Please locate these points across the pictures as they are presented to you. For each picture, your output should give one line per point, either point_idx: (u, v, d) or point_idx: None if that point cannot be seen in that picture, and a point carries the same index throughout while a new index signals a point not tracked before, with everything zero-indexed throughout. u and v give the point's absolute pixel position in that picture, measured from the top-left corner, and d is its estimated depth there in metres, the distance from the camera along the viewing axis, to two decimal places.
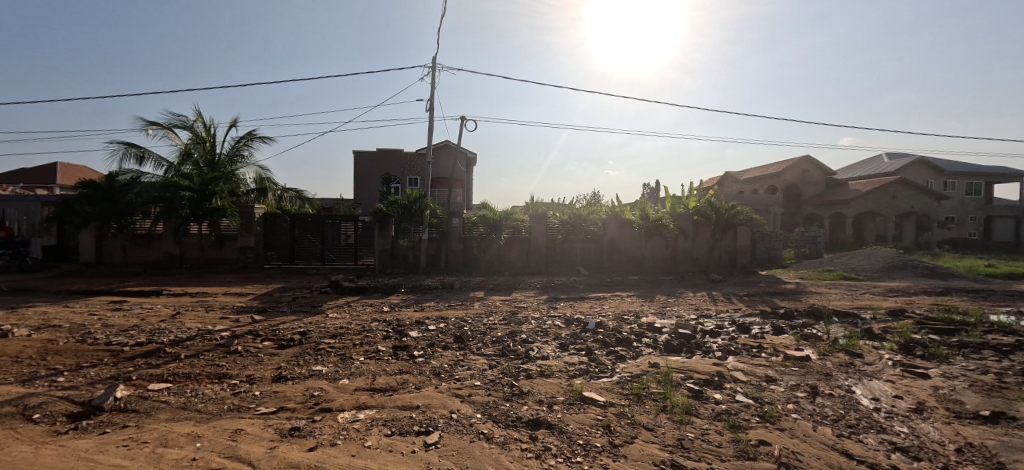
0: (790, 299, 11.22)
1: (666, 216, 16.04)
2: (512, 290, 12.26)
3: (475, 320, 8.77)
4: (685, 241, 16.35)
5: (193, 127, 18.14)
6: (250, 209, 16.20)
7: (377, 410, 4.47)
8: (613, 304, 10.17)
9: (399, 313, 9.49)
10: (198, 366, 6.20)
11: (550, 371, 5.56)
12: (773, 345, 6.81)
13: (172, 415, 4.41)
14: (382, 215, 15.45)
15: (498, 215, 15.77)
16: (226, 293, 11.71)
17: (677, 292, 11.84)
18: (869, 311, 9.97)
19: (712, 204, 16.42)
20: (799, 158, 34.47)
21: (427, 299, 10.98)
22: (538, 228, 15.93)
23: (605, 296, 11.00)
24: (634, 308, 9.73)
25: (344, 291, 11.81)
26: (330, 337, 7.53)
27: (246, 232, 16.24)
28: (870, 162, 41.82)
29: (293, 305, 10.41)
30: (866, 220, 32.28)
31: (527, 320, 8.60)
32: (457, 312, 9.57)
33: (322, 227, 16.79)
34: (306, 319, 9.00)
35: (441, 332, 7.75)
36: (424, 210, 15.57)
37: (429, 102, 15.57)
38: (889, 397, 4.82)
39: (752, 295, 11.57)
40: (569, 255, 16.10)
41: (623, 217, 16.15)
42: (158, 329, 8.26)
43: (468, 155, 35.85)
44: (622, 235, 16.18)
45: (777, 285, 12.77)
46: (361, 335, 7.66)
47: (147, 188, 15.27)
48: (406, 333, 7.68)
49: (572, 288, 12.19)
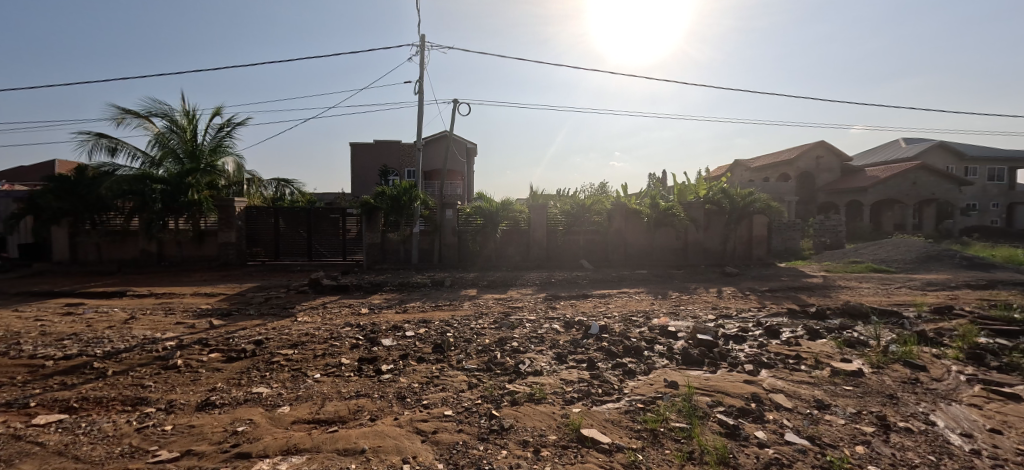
0: (818, 295, 10.03)
1: (677, 205, 14.80)
2: (507, 288, 11.15)
3: (461, 324, 7.64)
4: (697, 231, 15.11)
5: (173, 116, 17.05)
6: (229, 202, 15.17)
7: (307, 458, 3.38)
8: (620, 303, 9.01)
9: (377, 316, 8.40)
10: (118, 388, 5.15)
11: (541, 393, 4.44)
12: (813, 355, 5.64)
13: (38, 466, 3.37)
14: (369, 207, 14.36)
15: (493, 205, 14.62)
16: (194, 294, 10.70)
17: (690, 288, 10.67)
18: (912, 308, 8.75)
19: (726, 191, 15.19)
20: (813, 143, 32.99)
21: (412, 299, 9.89)
22: (537, 218, 14.86)
23: (610, 294, 9.85)
24: (644, 308, 8.56)
25: (323, 291, 10.76)
26: (289, 347, 6.46)
27: (226, 227, 15.26)
28: (887, 148, 40.08)
29: (262, 308, 9.35)
30: (884, 207, 30.76)
31: (520, 324, 7.48)
32: (442, 314, 8.47)
33: (308, 221, 15.72)
34: (271, 323, 7.94)
35: (420, 340, 6.66)
36: (414, 202, 14.45)
37: (419, 83, 14.42)
38: (985, 433, 3.67)
39: (775, 291, 10.36)
40: (570, 248, 14.99)
41: (629, 207, 14.96)
42: (97, 338, 7.23)
43: (468, 144, 34.65)
44: (629, 225, 15.04)
45: (800, 279, 11.55)
46: (326, 344, 6.57)
47: (117, 181, 14.14)
48: (379, 341, 6.58)
49: (575, 285, 11.05)
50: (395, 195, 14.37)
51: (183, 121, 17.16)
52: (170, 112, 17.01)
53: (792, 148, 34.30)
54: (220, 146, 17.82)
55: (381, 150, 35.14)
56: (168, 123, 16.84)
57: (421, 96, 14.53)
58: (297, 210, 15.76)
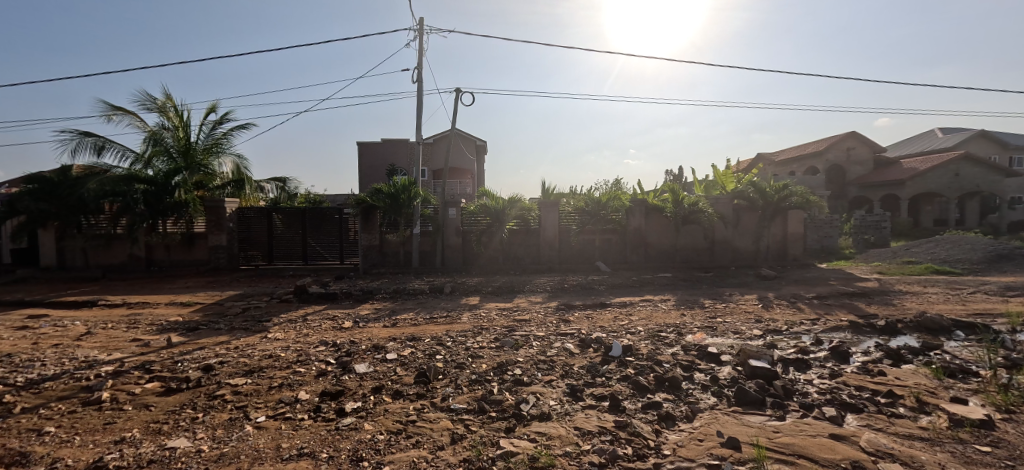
0: (878, 303, 8.55)
1: (702, 200, 13.38)
2: (514, 295, 9.88)
3: (455, 342, 6.39)
4: (726, 229, 13.61)
5: (165, 113, 16.08)
6: (218, 203, 14.19)
7: None
8: (644, 314, 7.65)
9: (360, 331, 7.21)
10: (7, 437, 4.03)
11: (548, 458, 3.18)
12: (909, 393, 4.28)
13: None
14: (365, 206, 13.41)
15: (500, 203, 13.38)
16: (169, 304, 9.70)
17: (725, 295, 9.25)
18: (1001, 320, 7.24)
19: (758, 185, 13.70)
20: (843, 134, 30.94)
21: (404, 309, 8.68)
22: (548, 217, 13.55)
23: (632, 303, 8.50)
24: (673, 321, 7.20)
25: (309, 299, 9.65)
26: (243, 375, 5.30)
27: (216, 229, 14.31)
28: (923, 138, 37.67)
29: (235, 320, 8.24)
30: (923, 202, 28.70)
31: (526, 343, 6.22)
32: (436, 329, 7.26)
33: (303, 222, 14.70)
34: (236, 341, 6.81)
35: (402, 365, 5.45)
36: (414, 200, 13.27)
37: (419, 70, 13.25)
38: None
39: (825, 298, 8.87)
40: (585, 248, 13.67)
41: (650, 203, 13.57)
42: (31, 361, 6.18)
43: (479, 142, 33.47)
44: (649, 224, 13.65)
45: (852, 283, 10.04)
46: (289, 371, 5.41)
47: (98, 181, 13.23)
48: (352, 367, 5.40)
49: (591, 292, 9.73)
50: (393, 193, 13.22)
51: (175, 118, 16.18)
52: (162, 109, 16.03)
53: (821, 140, 32.29)
54: (216, 144, 16.83)
55: (388, 149, 34.25)
56: (160, 120, 15.86)
57: (420, 85, 13.37)
58: (291, 210, 14.74)
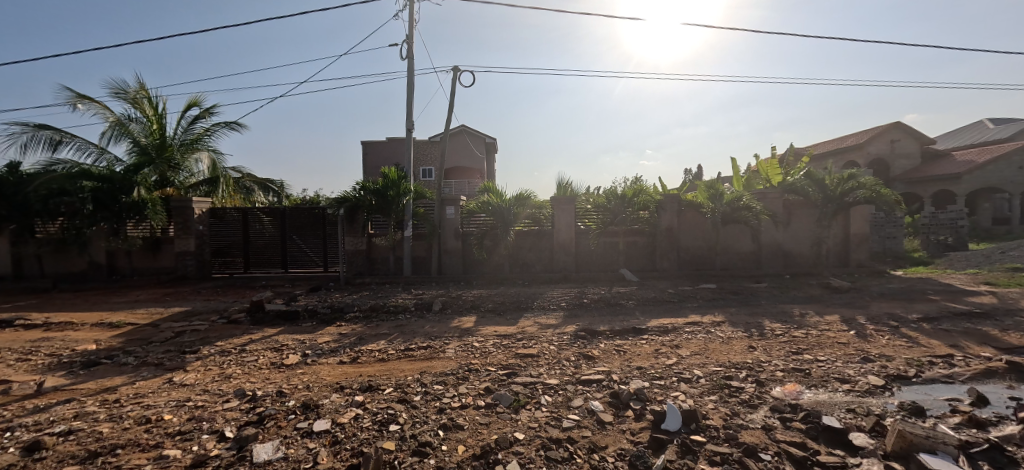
0: (1016, 328, 6.27)
1: (748, 196, 11.08)
2: (520, 314, 7.77)
3: (428, 396, 4.36)
4: (777, 230, 11.34)
5: (137, 102, 13.81)
6: (185, 204, 12.45)
7: None
8: (697, 348, 5.49)
9: (303, 372, 5.22)
10: None
11: None
12: None
13: None
14: (349, 205, 11.52)
15: (505, 200, 11.30)
16: (95, 325, 7.85)
17: (796, 315, 7.01)
18: None
19: (815, 176, 11.36)
20: (887, 125, 28.13)
21: (376, 334, 6.67)
22: (563, 216, 11.47)
23: (676, 328, 6.35)
24: (742, 362, 5.04)
25: (264, 320, 7.72)
26: (78, 465, 3.34)
27: (184, 233, 12.56)
28: (972, 129, 34.54)
29: (156, 350, 6.34)
30: (981, 198, 25.80)
31: (533, 401, 4.16)
32: (409, 368, 5.25)
33: (283, 224, 12.91)
34: (128, 389, 4.88)
35: (331, 447, 3.44)
36: (404, 198, 11.30)
37: (410, 47, 11.35)
38: None
39: (936, 321, 6.62)
40: (606, 253, 11.56)
41: (685, 200, 11.36)
42: None
43: (489, 140, 31.45)
44: (683, 224, 11.46)
45: (961, 298, 7.74)
46: (155, 455, 3.43)
47: (47, 179, 11.52)
48: (253, 450, 3.40)
49: (620, 310, 7.56)
50: (379, 189, 11.26)
51: (149, 108, 13.91)
52: (134, 97, 13.74)
53: (860, 133, 29.51)
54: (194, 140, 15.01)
55: (394, 147, 32.50)
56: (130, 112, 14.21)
57: (411, 63, 11.45)
58: (267, 211, 12.95)
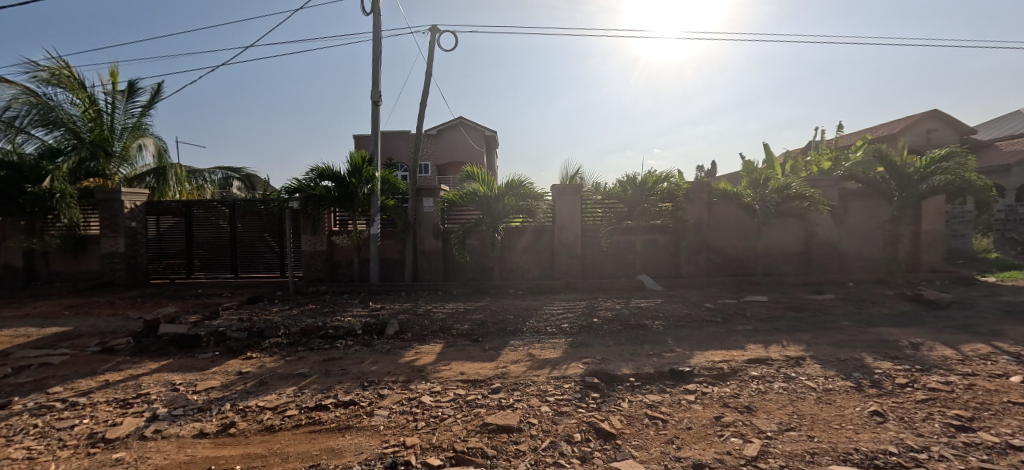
0: None
1: (799, 182, 8.82)
2: (506, 340, 5.59)
3: None
4: (834, 226, 9.12)
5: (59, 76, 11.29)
6: (112, 196, 10.42)
7: None
8: (787, 419, 3.28)
9: (112, 465, 3.04)
10: None
11: None
12: None
13: None
14: (304, 197, 9.30)
15: (493, 188, 9.04)
16: None
17: (907, 348, 4.77)
18: None
19: (881, 158, 9.09)
20: (924, 113, 25.52)
21: (286, 377, 4.50)
22: (567, 209, 9.28)
23: (738, 373, 4.13)
24: (881, 452, 2.82)
25: (150, 348, 5.57)
26: None
27: (112, 231, 10.52)
28: (1010, 119, 31.89)
29: None
30: None
31: None
32: (297, 455, 3.05)
33: (232, 222, 10.80)
34: None
35: None
36: (368, 186, 9.02)
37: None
38: None
39: None
40: (619, 255, 9.41)
41: (719, 188, 9.12)
42: None
43: (488, 133, 29.27)
44: (715, 218, 9.27)
45: None
46: None
47: None
48: None
49: (645, 337, 5.34)
50: (339, 174, 8.91)
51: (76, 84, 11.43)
52: (56, 70, 11.19)
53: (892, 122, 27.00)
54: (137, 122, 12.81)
55: None
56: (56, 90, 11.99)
57: (377, 20, 9.27)
58: (216, 204, 10.85)
